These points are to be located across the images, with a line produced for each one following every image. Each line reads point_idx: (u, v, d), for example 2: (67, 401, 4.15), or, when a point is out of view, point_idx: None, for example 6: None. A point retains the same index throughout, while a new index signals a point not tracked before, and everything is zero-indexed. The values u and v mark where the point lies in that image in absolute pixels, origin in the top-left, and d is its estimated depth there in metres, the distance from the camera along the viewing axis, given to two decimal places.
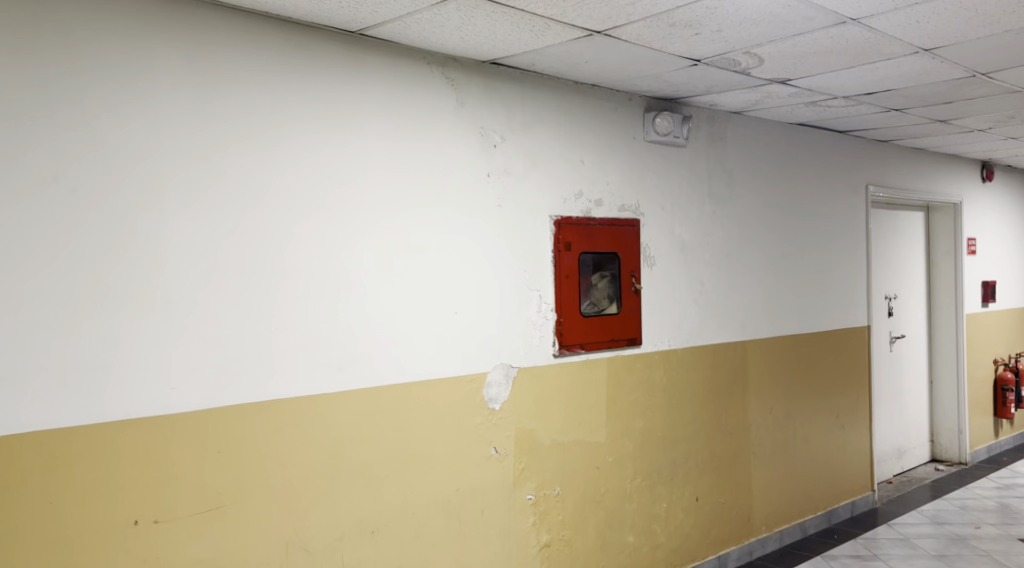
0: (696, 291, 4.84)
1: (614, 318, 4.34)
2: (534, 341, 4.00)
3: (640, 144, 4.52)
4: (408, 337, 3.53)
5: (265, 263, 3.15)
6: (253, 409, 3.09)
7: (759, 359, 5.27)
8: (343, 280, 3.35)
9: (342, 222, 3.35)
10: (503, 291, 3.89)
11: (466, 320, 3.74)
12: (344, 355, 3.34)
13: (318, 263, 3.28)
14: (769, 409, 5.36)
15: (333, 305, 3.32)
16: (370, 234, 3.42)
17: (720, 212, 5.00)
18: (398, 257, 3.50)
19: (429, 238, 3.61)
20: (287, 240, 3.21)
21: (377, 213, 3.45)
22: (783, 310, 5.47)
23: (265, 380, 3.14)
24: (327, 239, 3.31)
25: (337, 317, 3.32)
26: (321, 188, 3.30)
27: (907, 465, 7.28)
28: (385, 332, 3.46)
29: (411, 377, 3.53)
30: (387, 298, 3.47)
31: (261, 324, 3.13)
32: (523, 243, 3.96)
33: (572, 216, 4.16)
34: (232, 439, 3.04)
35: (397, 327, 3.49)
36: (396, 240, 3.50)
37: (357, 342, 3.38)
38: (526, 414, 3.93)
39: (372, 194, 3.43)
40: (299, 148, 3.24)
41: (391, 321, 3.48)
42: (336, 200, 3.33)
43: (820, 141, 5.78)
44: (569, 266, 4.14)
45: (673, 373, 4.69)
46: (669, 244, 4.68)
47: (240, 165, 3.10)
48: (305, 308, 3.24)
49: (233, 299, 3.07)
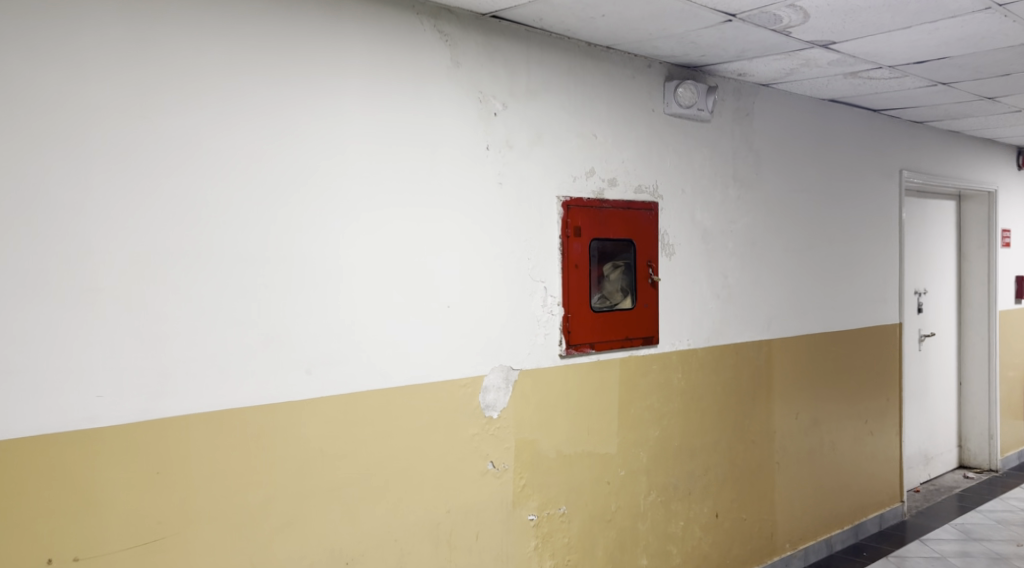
0: (718, 284, 4.34)
1: (628, 314, 3.84)
2: (539, 340, 3.51)
3: (659, 117, 4.01)
4: (392, 336, 3.03)
5: (221, 246, 2.65)
6: (203, 420, 2.60)
7: (784, 360, 4.77)
8: (315, 269, 2.84)
9: (314, 202, 2.85)
10: (504, 283, 3.39)
11: (460, 316, 3.24)
12: (314, 355, 2.84)
13: (285, 247, 2.78)
14: (796, 415, 4.86)
15: (302, 298, 2.82)
16: (348, 215, 2.92)
17: (745, 197, 4.49)
18: (380, 242, 3.00)
19: (417, 221, 3.10)
20: (246, 220, 2.70)
21: (357, 190, 2.95)
22: (811, 306, 4.97)
23: (219, 386, 2.64)
24: (296, 219, 2.81)
25: (309, 311, 2.83)
26: (289, 160, 2.80)
27: (934, 472, 6.79)
28: (365, 329, 2.96)
29: (394, 382, 3.03)
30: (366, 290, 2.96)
31: (214, 319, 2.63)
32: (527, 227, 3.46)
33: (583, 198, 3.66)
34: (176, 457, 2.55)
35: (377, 323, 2.99)
36: (379, 222, 3.00)
37: (331, 341, 2.88)
38: (529, 423, 3.43)
39: (350, 169, 2.93)
40: (262, 111, 2.74)
41: (371, 317, 2.98)
42: (307, 174, 2.83)
43: (852, 120, 5.27)
44: (578, 255, 3.63)
45: (693, 375, 4.19)
46: (690, 231, 4.18)
47: (188, 128, 2.60)
48: (268, 299, 2.74)
49: (179, 290, 2.57)
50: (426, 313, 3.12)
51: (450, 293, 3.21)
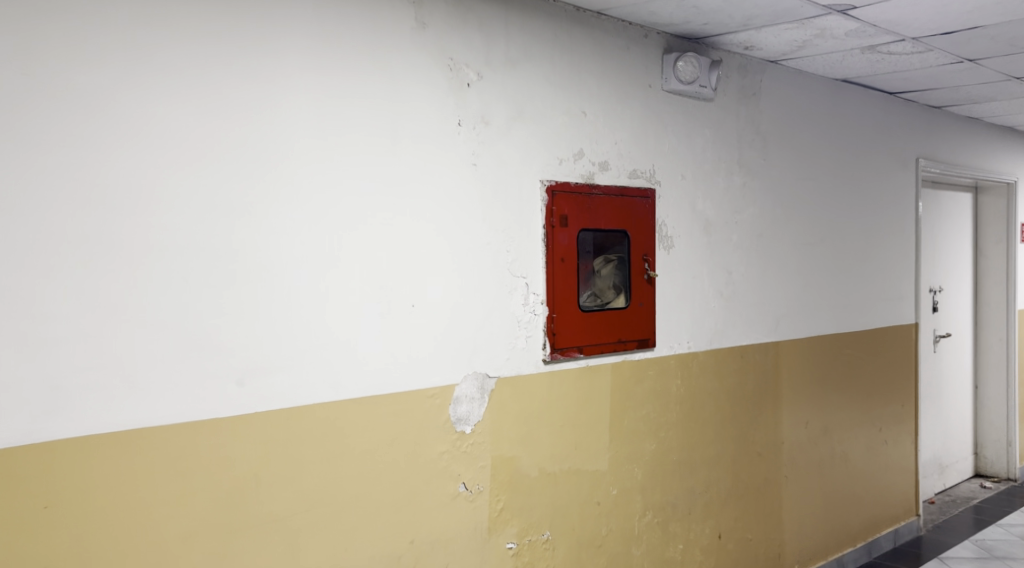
0: (721, 281, 3.92)
1: (621, 314, 3.43)
2: (519, 343, 3.09)
3: (657, 94, 3.59)
4: (342, 342, 2.63)
5: (128, 235, 2.25)
6: (103, 440, 2.21)
7: (793, 363, 4.36)
8: (251, 263, 2.44)
9: (246, 184, 2.44)
10: (478, 277, 2.98)
11: (426, 316, 2.82)
12: (245, 366, 2.44)
13: (211, 237, 2.38)
14: (805, 424, 4.46)
15: (232, 296, 2.41)
16: (290, 201, 2.52)
17: (751, 185, 4.08)
18: (328, 233, 2.60)
19: (372, 208, 2.69)
20: (162, 204, 2.30)
21: (299, 172, 2.54)
22: (822, 305, 4.55)
23: (123, 400, 2.24)
24: (225, 204, 2.40)
25: (240, 312, 2.43)
26: (216, 136, 2.39)
27: (949, 482, 6.38)
28: (310, 333, 2.56)
29: (345, 395, 2.62)
30: (311, 288, 2.56)
31: (119, 321, 2.24)
32: (506, 215, 3.05)
33: (570, 183, 3.24)
34: (66, 486, 2.16)
35: (324, 327, 2.59)
36: (327, 210, 2.60)
37: (267, 347, 2.48)
38: (507, 438, 3.02)
39: (291, 148, 2.52)
40: (182, 76, 2.34)
41: (317, 318, 2.58)
42: (237, 152, 2.43)
43: (865, 103, 4.86)
44: (565, 247, 3.22)
45: (693, 381, 3.78)
46: (691, 222, 3.76)
47: (89, 95, 2.20)
48: (190, 296, 2.34)
49: (73, 287, 2.17)
50: (385, 314, 2.72)
51: (414, 289, 2.79)
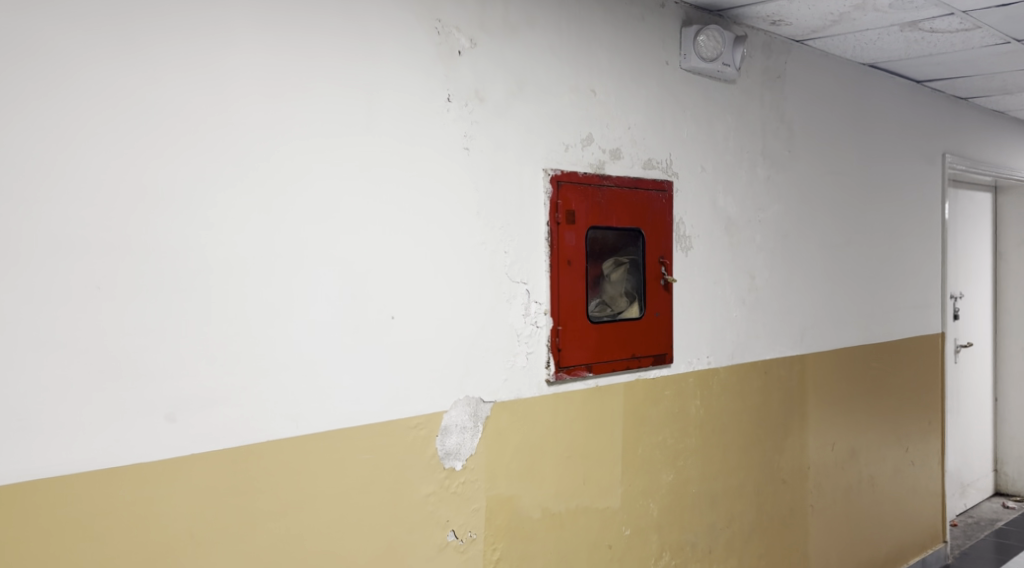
0: (744, 287, 3.47)
1: (634, 326, 2.96)
2: (519, 362, 2.62)
3: (674, 73, 3.14)
4: (301, 363, 2.15)
5: (23, 235, 1.79)
6: None
7: (818, 379, 3.92)
8: (185, 266, 1.97)
9: (178, 169, 1.97)
10: (472, 283, 2.50)
11: (407, 330, 2.34)
12: (178, 395, 1.96)
13: (132, 234, 1.91)
14: (831, 446, 4.01)
15: (156, 309, 1.93)
16: (234, 190, 2.05)
17: (775, 178, 3.63)
18: (285, 230, 2.13)
19: (341, 199, 2.22)
20: (63, 194, 1.83)
21: (247, 154, 2.07)
22: (848, 314, 4.11)
23: (17, 445, 1.78)
24: (151, 193, 1.93)
25: (172, 329, 1.95)
26: (134, 109, 1.92)
27: (969, 502, 5.94)
28: (261, 352, 2.08)
29: (305, 429, 2.15)
30: (263, 297, 2.09)
31: (11, 342, 1.77)
32: (505, 209, 2.58)
33: (578, 173, 2.78)
34: None
35: (281, 344, 2.11)
36: (284, 203, 2.13)
37: (206, 370, 2.00)
38: (506, 475, 2.55)
39: (233, 124, 2.05)
40: (92, 34, 1.87)
41: (271, 336, 2.10)
42: (166, 130, 1.96)
43: (893, 91, 4.43)
44: (572, 248, 2.75)
45: (714, 401, 3.32)
46: (710, 220, 3.31)
47: None
48: (102, 310, 1.87)
49: None
50: (356, 330, 2.24)
51: (393, 298, 2.31)
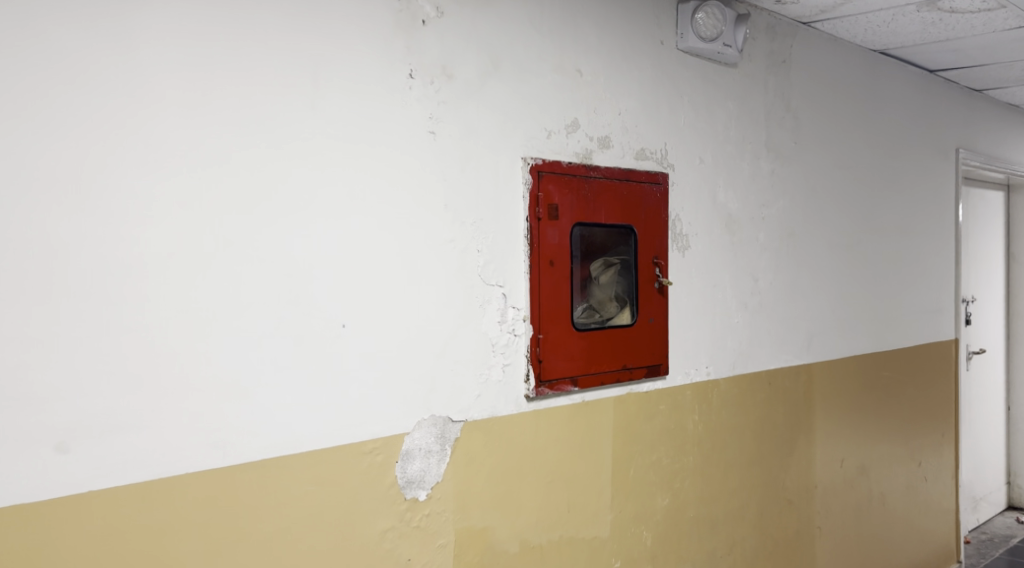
0: (746, 290, 3.17)
1: (625, 334, 2.66)
2: (493, 376, 2.32)
3: (670, 54, 2.84)
4: (234, 378, 1.84)
5: None
6: None
7: (826, 390, 3.62)
8: (81, 264, 1.68)
9: (76, 152, 1.68)
10: (439, 286, 2.20)
11: (362, 341, 2.03)
12: (74, 418, 1.66)
13: (19, 229, 1.62)
14: (840, 463, 3.71)
15: (45, 316, 1.64)
16: (148, 176, 1.75)
17: (780, 172, 3.33)
18: (213, 223, 1.82)
19: (282, 189, 1.92)
20: None
21: (166, 135, 1.77)
22: (858, 320, 3.80)
23: None
24: (45, 180, 1.65)
25: (65, 340, 1.66)
26: (15, 78, 1.62)
27: (982, 517, 5.63)
28: (185, 367, 1.78)
29: (234, 457, 1.84)
30: (186, 301, 1.79)
31: None
32: (477, 203, 2.28)
33: (563, 163, 2.48)
34: None
35: (207, 357, 1.81)
36: (212, 192, 1.82)
37: (111, 389, 1.70)
38: (477, 504, 2.25)
39: (147, 98, 1.75)
40: None
41: (196, 347, 1.79)
42: (61, 105, 1.66)
43: (906, 80, 4.13)
44: (555, 247, 2.45)
45: (713, 417, 3.02)
46: (709, 218, 3.01)
47: None
48: None
49: None
50: (299, 340, 1.94)
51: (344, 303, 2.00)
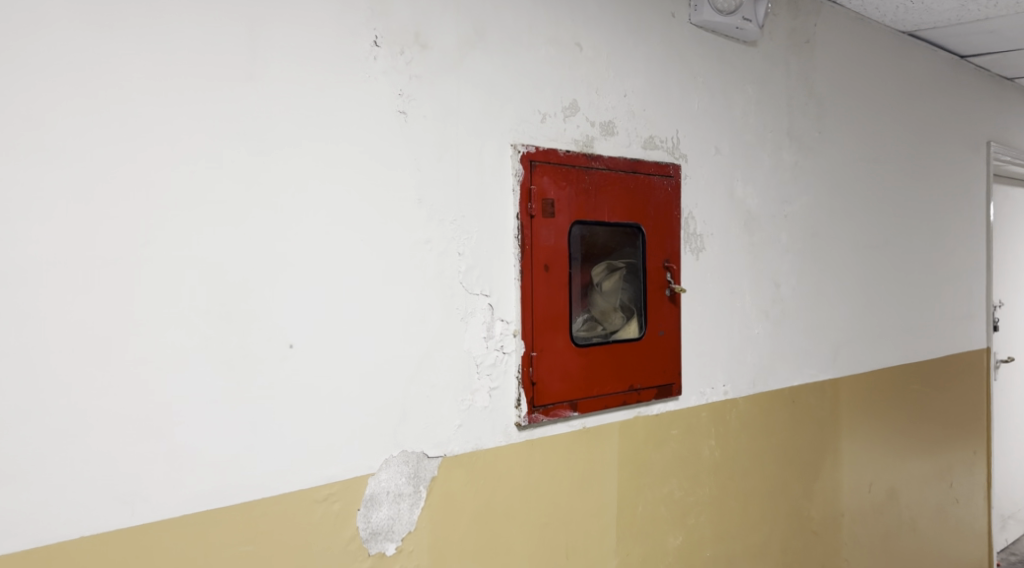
0: (767, 297, 2.81)
1: (631, 349, 2.31)
2: (477, 402, 1.97)
3: (682, 29, 2.49)
4: (139, 413, 1.54)
5: None
6: None
7: (853, 407, 3.26)
8: None
9: None
10: (411, 297, 1.85)
11: (305, 364, 1.71)
12: None
13: None
14: (868, 487, 3.36)
15: None
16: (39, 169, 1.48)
17: (803, 164, 2.98)
18: (113, 227, 1.53)
19: (205, 186, 1.61)
20: None
21: (53, 121, 1.49)
22: (888, 329, 3.44)
23: None
24: None
25: None
26: None
27: (1010, 537, 5.27)
28: (78, 400, 1.49)
29: (145, 514, 1.54)
30: (80, 320, 1.50)
31: None
32: (458, 198, 1.93)
33: (561, 151, 2.12)
34: None
35: (106, 388, 1.51)
36: (110, 190, 1.53)
37: None
38: (459, 555, 1.91)
39: (27, 74, 1.47)
40: None
41: (89, 376, 1.50)
42: None
43: (938, 65, 3.77)
44: (551, 250, 2.09)
45: (731, 442, 2.67)
46: (726, 216, 2.66)
47: None
48: None
49: None
50: (226, 366, 1.62)
51: (282, 320, 1.68)
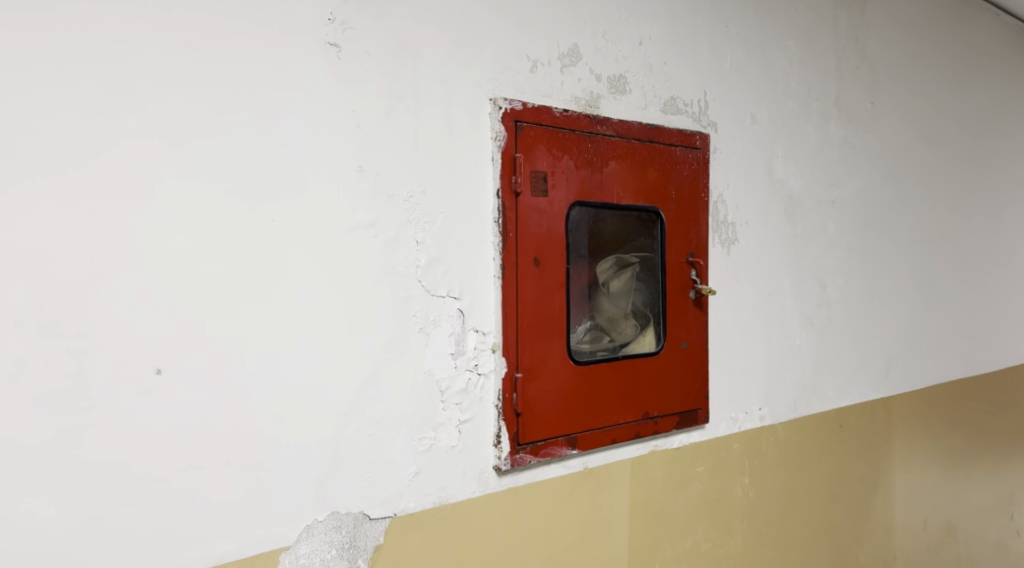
0: (810, 301, 2.31)
1: (646, 367, 1.82)
2: (440, 440, 1.49)
3: None
4: None
5: None
6: None
7: (908, 430, 2.76)
8: None
9: None
10: (343, 301, 1.38)
11: (185, 392, 1.26)
12: None
13: None
14: (924, 524, 2.86)
15: None
16: None
17: (853, 139, 2.48)
18: None
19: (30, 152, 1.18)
20: None
21: None
22: (947, 335, 2.92)
23: None
24: None
25: None
26: None
27: None
28: None
29: None
30: None
31: None
32: (413, 168, 1.45)
33: (557, 111, 1.63)
34: None
35: None
36: None
37: None
38: None
39: None
40: None
41: None
42: None
43: (1008, 28, 3.23)
44: (543, 239, 1.60)
45: (767, 480, 2.17)
46: (764, 201, 2.16)
47: None
48: None
49: None
50: (57, 396, 1.19)
51: (146, 329, 1.24)
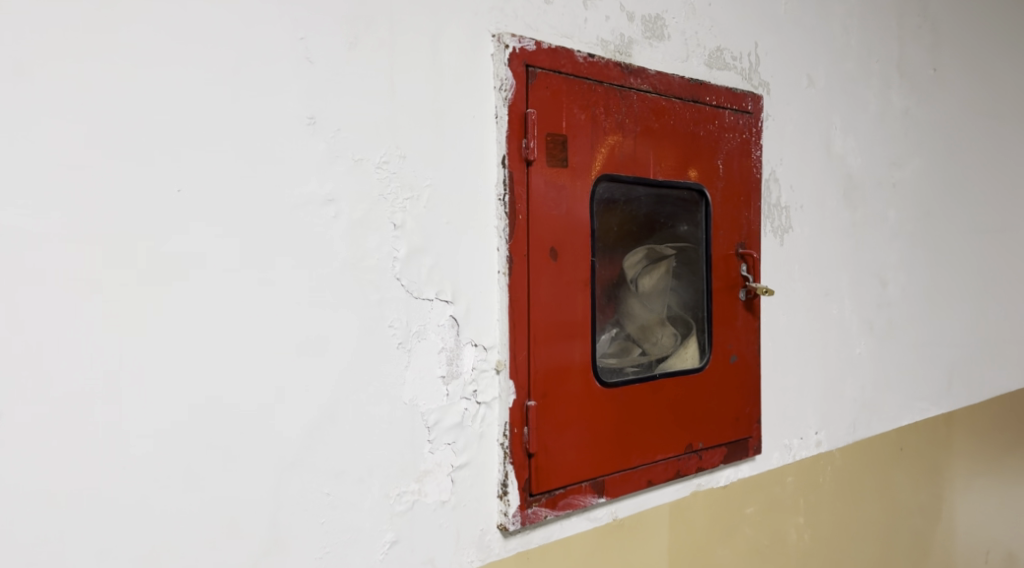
0: (871, 302, 1.94)
1: (689, 388, 1.43)
2: (423, 492, 1.12)
3: None
4: None
5: None
6: None
7: (970, 448, 2.38)
8: None
9: None
10: (287, 312, 1.02)
11: (53, 442, 0.90)
12: None
13: None
14: (984, 555, 2.48)
15: None
16: None
17: (915, 109, 2.10)
18: None
19: None
20: None
21: None
22: (1012, 338, 2.55)
23: None
24: None
25: None
26: None
27: None
28: None
29: None
30: None
31: None
32: (384, 128, 1.08)
33: (580, 56, 1.24)
34: None
35: None
36: None
37: None
38: None
39: None
40: None
41: None
42: None
43: None
44: (562, 223, 1.21)
45: (824, 519, 1.80)
46: (822, 180, 1.78)
47: None
48: None
49: None
50: None
51: None
